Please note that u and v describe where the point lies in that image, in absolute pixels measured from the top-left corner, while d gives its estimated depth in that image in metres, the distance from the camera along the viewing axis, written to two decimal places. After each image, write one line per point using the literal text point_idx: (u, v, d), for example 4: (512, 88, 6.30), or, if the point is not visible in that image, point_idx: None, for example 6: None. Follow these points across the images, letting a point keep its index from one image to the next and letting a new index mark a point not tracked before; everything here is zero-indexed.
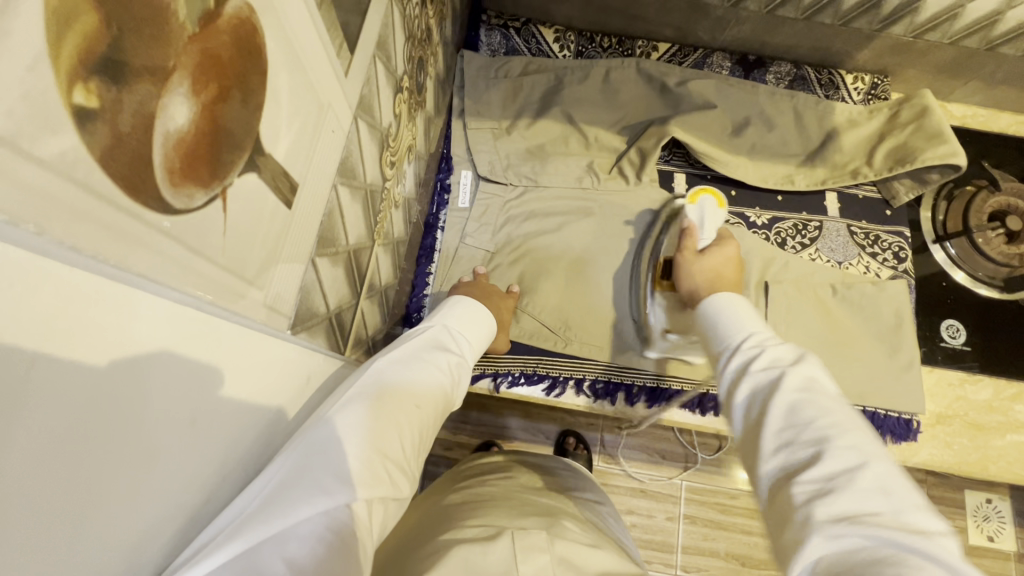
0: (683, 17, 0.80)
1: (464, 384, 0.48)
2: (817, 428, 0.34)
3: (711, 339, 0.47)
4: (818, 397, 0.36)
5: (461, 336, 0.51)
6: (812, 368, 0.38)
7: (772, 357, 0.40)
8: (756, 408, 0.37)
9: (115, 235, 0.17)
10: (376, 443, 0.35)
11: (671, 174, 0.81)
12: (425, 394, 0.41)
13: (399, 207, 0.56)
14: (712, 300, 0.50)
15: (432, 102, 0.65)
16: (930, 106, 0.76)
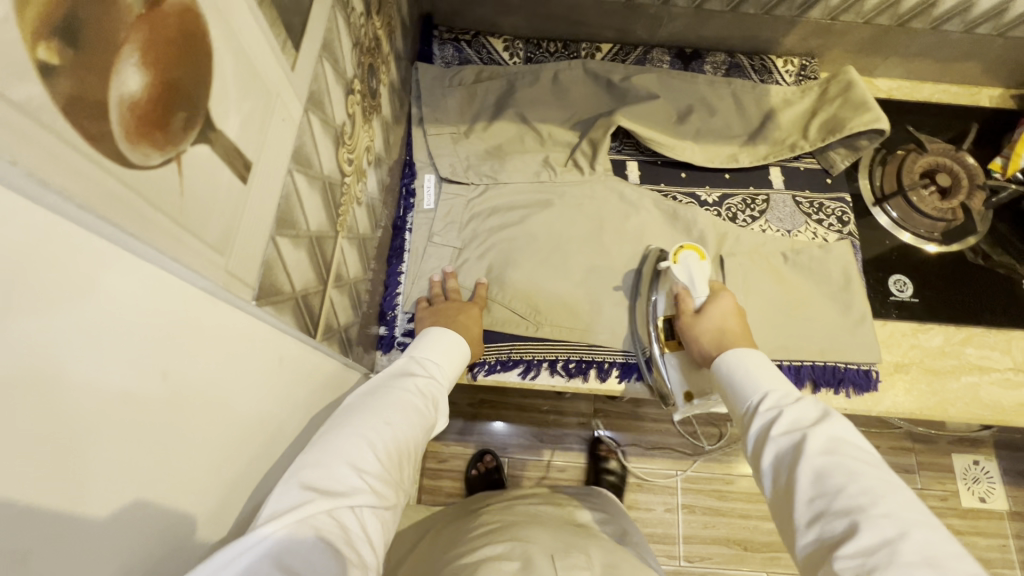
0: (621, 18, 0.86)
1: (440, 405, 0.54)
2: (855, 495, 0.39)
3: (733, 398, 0.53)
4: (844, 459, 0.41)
5: (432, 361, 0.57)
6: (832, 430, 0.43)
7: (790, 419, 0.46)
8: (783, 475, 0.43)
9: (80, 178, 0.20)
10: (354, 463, 0.40)
11: (624, 163, 0.85)
12: (397, 413, 0.46)
13: (361, 204, 0.59)
14: (723, 359, 0.56)
15: (388, 110, 0.69)
16: (854, 80, 0.83)
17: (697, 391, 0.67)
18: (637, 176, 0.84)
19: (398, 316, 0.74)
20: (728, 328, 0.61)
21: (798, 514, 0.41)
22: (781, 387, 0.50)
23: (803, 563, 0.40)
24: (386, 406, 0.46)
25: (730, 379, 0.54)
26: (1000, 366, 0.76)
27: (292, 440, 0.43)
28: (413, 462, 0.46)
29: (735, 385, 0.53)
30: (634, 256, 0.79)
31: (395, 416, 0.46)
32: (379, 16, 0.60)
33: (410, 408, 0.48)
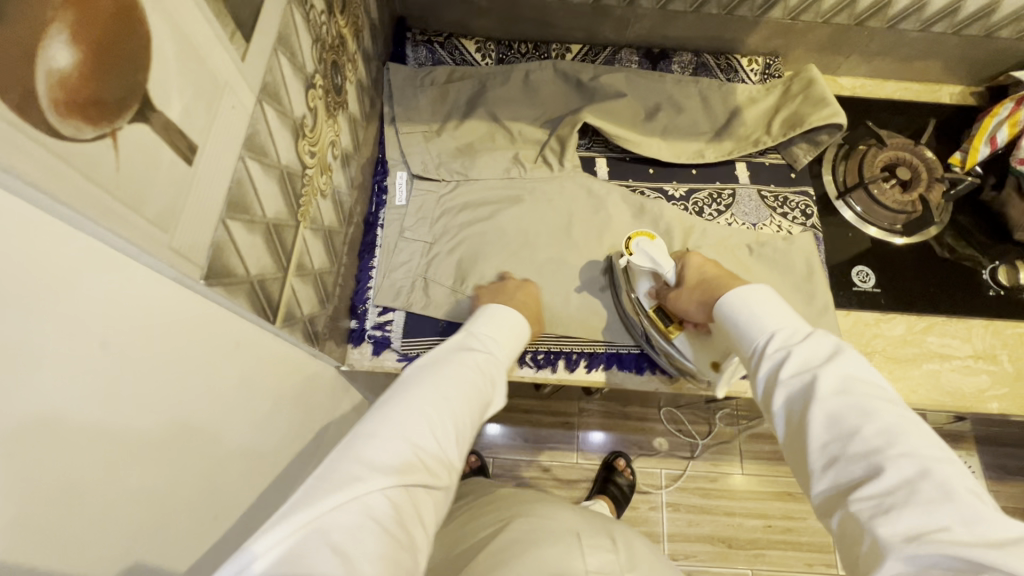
0: (589, 19, 0.88)
1: (498, 382, 0.57)
2: (871, 437, 0.38)
3: (739, 339, 0.53)
4: (859, 400, 0.41)
5: (488, 338, 0.60)
6: (845, 370, 0.43)
7: (798, 361, 0.45)
8: (796, 415, 0.43)
9: (5, 144, 0.22)
10: (409, 438, 0.44)
11: (593, 159, 0.87)
12: (452, 391, 0.50)
13: (326, 197, 0.61)
14: (723, 301, 0.56)
15: (356, 108, 0.70)
16: (815, 78, 0.85)
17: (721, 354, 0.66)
18: (606, 173, 0.86)
19: (369, 309, 0.75)
20: (706, 282, 0.62)
21: (812, 459, 0.41)
22: (793, 326, 0.49)
23: (819, 503, 0.40)
24: (445, 383, 0.50)
25: (736, 324, 0.53)
26: (961, 354, 0.78)
27: (247, 416, 0.45)
28: (469, 437, 0.51)
29: (742, 330, 0.53)
30: (602, 250, 0.80)
31: (451, 396, 0.50)
32: (343, 14, 0.62)
33: (467, 384, 0.52)
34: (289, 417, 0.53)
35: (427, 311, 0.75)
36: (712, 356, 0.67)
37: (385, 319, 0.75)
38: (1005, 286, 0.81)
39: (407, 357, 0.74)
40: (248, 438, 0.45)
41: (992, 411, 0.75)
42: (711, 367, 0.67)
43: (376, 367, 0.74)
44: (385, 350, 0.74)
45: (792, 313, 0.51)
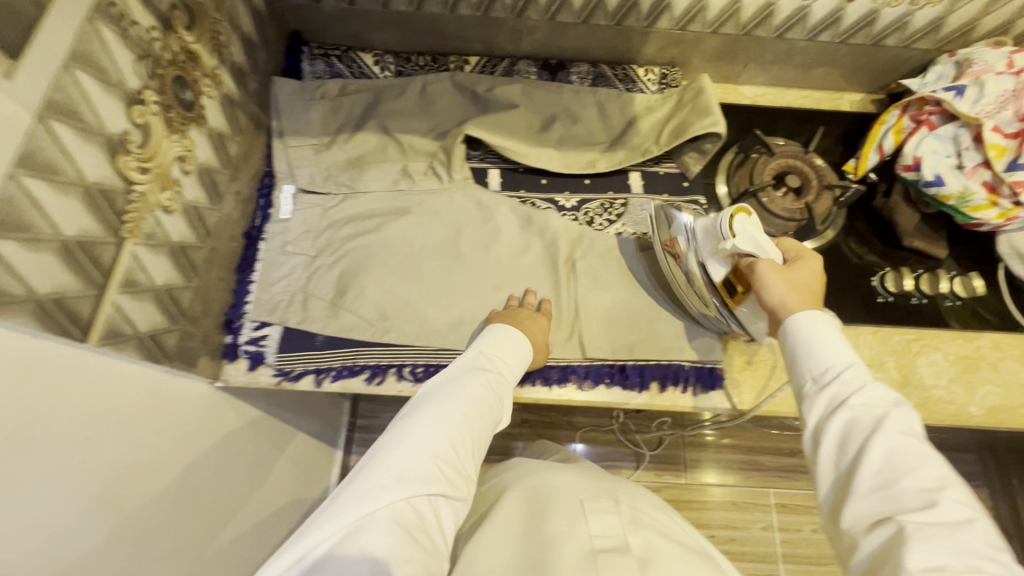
0: (482, 31, 0.89)
1: (504, 400, 0.66)
2: (926, 478, 0.47)
3: (791, 361, 0.60)
4: (918, 445, 0.49)
5: (496, 358, 0.68)
6: (906, 417, 0.51)
7: (865, 397, 0.53)
8: (855, 440, 0.51)
9: None
10: (435, 458, 0.55)
11: (486, 170, 0.86)
12: (465, 410, 0.60)
13: (173, 213, 0.60)
14: (797, 318, 0.60)
15: (225, 122, 0.70)
16: (705, 87, 0.85)
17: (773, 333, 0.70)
18: (498, 183, 0.86)
19: (245, 324, 0.74)
20: (806, 286, 0.63)
21: (863, 483, 0.48)
22: (858, 364, 0.56)
23: (846, 513, 0.48)
24: (461, 407, 0.60)
25: (801, 342, 0.58)
26: None
27: (59, 433, 0.45)
28: (480, 452, 0.61)
29: (802, 352, 0.58)
30: (489, 262, 0.80)
31: (464, 413, 0.60)
32: (194, 30, 0.62)
33: (477, 406, 0.62)
34: (119, 431, 0.52)
35: (304, 326, 0.74)
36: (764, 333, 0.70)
37: (260, 334, 0.74)
38: (891, 291, 0.83)
39: (282, 372, 0.73)
40: (48, 455, 0.44)
41: None
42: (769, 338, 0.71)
43: (252, 383, 0.73)
44: (260, 365, 0.73)
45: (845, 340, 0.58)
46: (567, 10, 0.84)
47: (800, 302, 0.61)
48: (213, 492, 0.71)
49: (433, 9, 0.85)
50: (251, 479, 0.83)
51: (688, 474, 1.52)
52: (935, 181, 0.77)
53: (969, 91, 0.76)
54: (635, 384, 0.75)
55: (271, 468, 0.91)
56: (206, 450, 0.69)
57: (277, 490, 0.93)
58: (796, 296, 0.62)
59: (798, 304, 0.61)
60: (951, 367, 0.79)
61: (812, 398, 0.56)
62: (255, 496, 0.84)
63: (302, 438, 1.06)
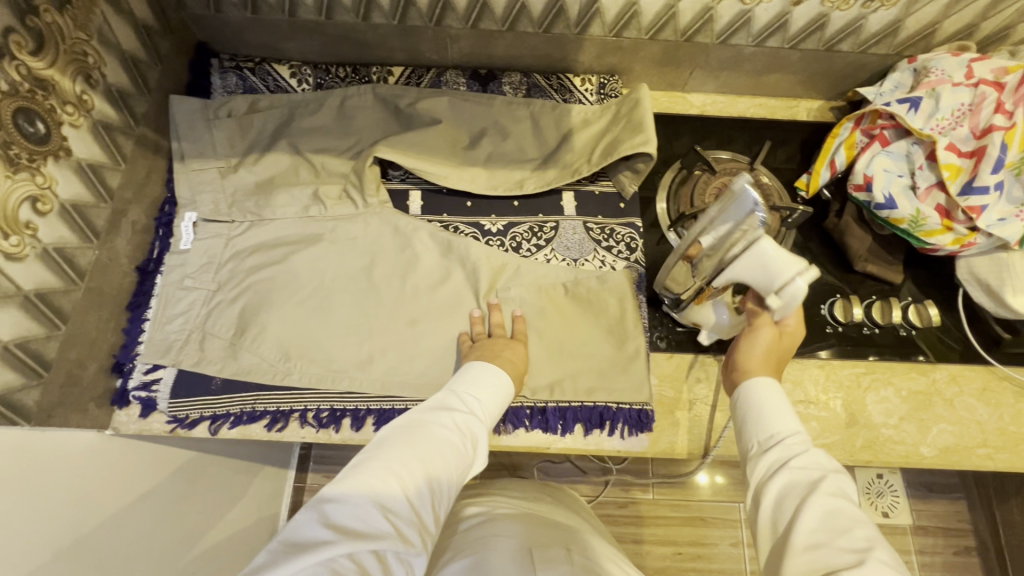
0: (402, 40, 0.82)
1: (480, 442, 0.57)
2: (856, 539, 0.43)
3: (739, 425, 0.56)
4: (851, 510, 0.45)
5: (468, 396, 0.60)
6: (841, 481, 0.48)
7: (805, 459, 0.50)
8: (790, 502, 0.47)
9: None
10: (390, 507, 0.47)
11: (407, 192, 0.80)
12: (428, 452, 0.52)
13: (23, 260, 0.54)
14: (751, 386, 0.57)
15: (99, 151, 0.64)
16: (641, 99, 0.79)
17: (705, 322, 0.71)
18: (419, 207, 0.80)
19: (136, 367, 0.69)
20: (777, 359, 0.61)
21: (796, 540, 0.45)
22: (798, 427, 0.53)
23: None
24: (426, 451, 0.52)
25: (753, 403, 0.55)
26: (790, 399, 0.73)
27: None
28: (449, 505, 0.52)
29: (751, 415, 0.55)
30: (405, 294, 0.74)
31: (425, 456, 0.51)
32: (45, 55, 0.56)
33: (445, 449, 0.53)
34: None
35: (199, 368, 0.69)
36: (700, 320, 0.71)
37: (152, 377, 0.69)
38: (839, 321, 0.76)
39: (176, 419, 0.68)
40: None
41: None
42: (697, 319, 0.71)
43: (144, 431, 0.68)
44: (153, 412, 0.68)
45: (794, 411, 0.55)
46: (489, 17, 0.77)
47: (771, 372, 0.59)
48: (110, 546, 0.65)
49: (344, 17, 0.78)
50: (173, 524, 0.77)
51: (656, 489, 1.48)
52: (887, 203, 0.71)
53: (924, 104, 0.69)
54: (557, 428, 0.70)
55: (204, 508, 0.85)
56: (88, 504, 0.63)
57: (217, 528, 0.88)
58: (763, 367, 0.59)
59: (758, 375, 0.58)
60: (903, 405, 0.73)
61: (754, 461, 0.53)
62: (181, 540, 0.78)
63: (247, 469, 1.01)
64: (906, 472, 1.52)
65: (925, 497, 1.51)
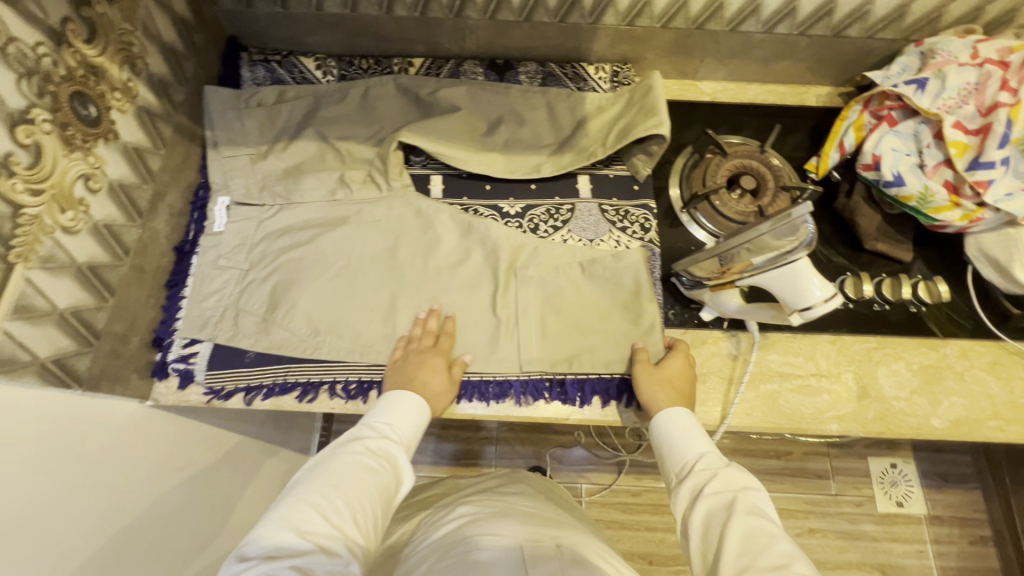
0: (422, 32, 0.86)
1: (399, 461, 0.62)
2: (776, 555, 0.51)
3: (664, 460, 0.65)
4: (766, 527, 0.54)
5: (382, 421, 0.65)
6: (755, 498, 0.57)
7: (719, 483, 0.59)
8: (715, 526, 0.56)
9: None
10: (308, 530, 0.52)
11: (428, 177, 0.84)
12: (340, 476, 0.57)
13: (78, 234, 0.58)
14: (661, 417, 0.66)
15: (143, 136, 0.68)
16: (654, 85, 0.81)
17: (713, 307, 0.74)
18: (440, 190, 0.83)
19: (175, 341, 0.73)
20: (675, 383, 0.68)
21: (725, 564, 0.52)
22: (710, 451, 0.62)
23: None
24: (339, 477, 0.57)
25: (665, 439, 0.65)
26: (803, 372, 0.75)
27: None
28: (374, 520, 0.57)
29: (669, 450, 0.64)
30: (427, 273, 0.77)
31: (338, 480, 0.56)
32: (97, 44, 0.60)
33: (358, 473, 0.58)
34: (16, 455, 0.50)
35: (233, 342, 0.72)
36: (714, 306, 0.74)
37: (190, 351, 0.72)
38: (851, 297, 0.78)
39: (212, 391, 0.71)
40: None
41: (831, 433, 0.72)
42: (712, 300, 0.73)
43: (182, 401, 0.72)
44: (190, 383, 0.72)
45: (702, 430, 0.66)
46: (507, 8, 0.80)
47: (668, 401, 0.66)
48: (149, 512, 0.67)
49: (368, 10, 0.82)
50: (208, 501, 0.81)
51: None
52: (896, 180, 0.73)
53: (930, 85, 0.71)
54: (575, 399, 0.72)
55: (234, 484, 0.89)
56: (138, 473, 0.66)
57: (241, 508, 0.90)
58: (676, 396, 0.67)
59: (670, 402, 0.67)
60: (913, 377, 0.75)
61: (678, 492, 0.62)
62: (214, 513, 0.82)
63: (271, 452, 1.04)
64: (920, 462, 1.52)
65: (941, 487, 1.51)
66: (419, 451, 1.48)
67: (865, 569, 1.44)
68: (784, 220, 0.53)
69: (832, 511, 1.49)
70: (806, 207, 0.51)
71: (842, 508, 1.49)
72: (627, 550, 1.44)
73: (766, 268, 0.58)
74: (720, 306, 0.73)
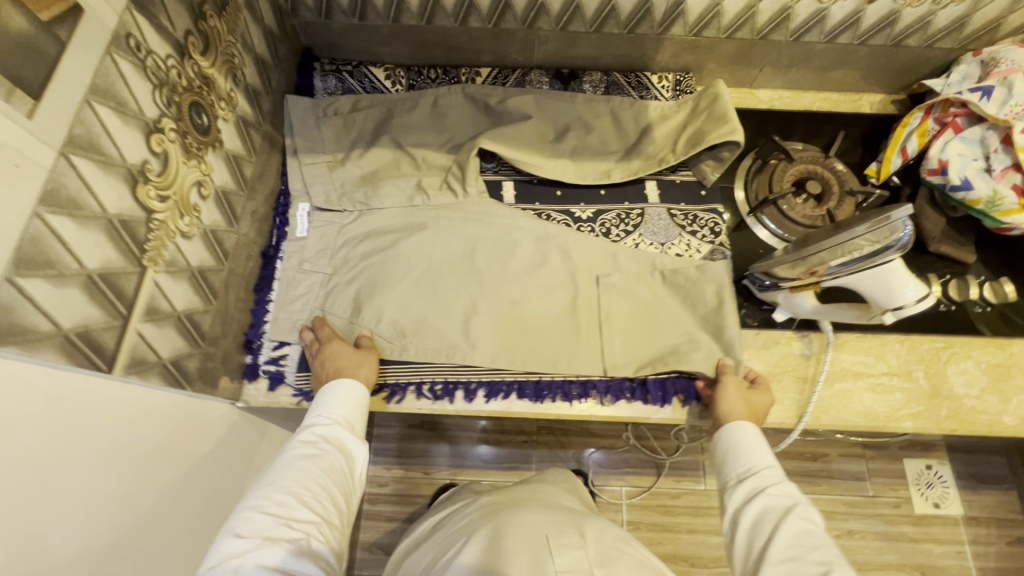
0: (492, 43, 0.88)
1: (344, 442, 0.65)
2: (823, 553, 0.54)
3: (722, 458, 0.67)
4: (816, 531, 0.56)
5: (318, 412, 0.67)
6: (809, 508, 0.59)
7: (780, 488, 0.61)
8: (768, 521, 0.58)
9: None
10: (253, 529, 0.54)
11: (500, 183, 0.86)
12: (281, 472, 0.59)
13: (192, 239, 0.60)
14: (731, 423, 0.68)
15: (240, 144, 0.70)
16: (720, 93, 0.84)
17: (785, 308, 0.76)
18: (513, 196, 0.85)
19: (265, 344, 0.75)
20: (752, 408, 0.70)
21: (773, 554, 0.55)
22: (773, 461, 0.64)
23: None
24: (276, 475, 0.59)
25: (729, 443, 0.67)
26: (875, 371, 0.77)
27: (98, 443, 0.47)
28: (327, 499, 0.60)
29: (732, 451, 0.66)
30: (506, 277, 0.79)
31: (280, 477, 0.59)
32: (209, 56, 0.62)
33: (299, 463, 0.60)
34: (136, 451, 0.52)
35: None
36: (786, 307, 0.76)
37: (280, 353, 0.74)
38: None
39: (303, 392, 0.73)
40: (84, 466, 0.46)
41: (905, 430, 0.74)
42: (785, 302, 0.76)
43: (272, 403, 0.74)
44: (281, 385, 0.74)
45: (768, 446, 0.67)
46: (579, 20, 0.83)
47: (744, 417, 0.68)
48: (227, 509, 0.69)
49: (443, 22, 0.84)
50: None
51: (708, 480, 1.50)
52: (963, 185, 0.76)
53: (996, 92, 0.74)
54: (657, 399, 0.74)
55: None
56: (212, 471, 0.66)
57: None
58: (750, 417, 0.69)
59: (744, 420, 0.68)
60: (983, 376, 0.76)
61: (733, 491, 0.64)
62: None
63: None
64: (956, 463, 1.54)
65: (976, 488, 1.52)
66: (460, 455, 1.49)
67: (905, 570, 1.45)
68: (882, 223, 0.56)
69: (870, 512, 1.50)
70: (907, 210, 0.54)
71: (879, 510, 1.50)
72: (669, 553, 1.45)
73: (853, 270, 0.61)
74: (794, 307, 0.75)
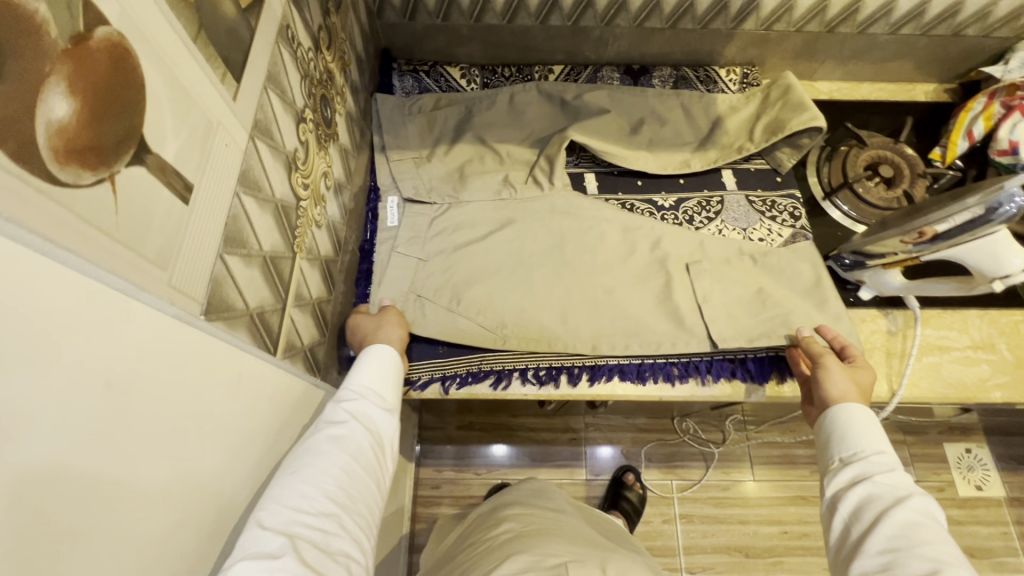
0: (568, 41, 0.91)
1: (375, 418, 0.55)
2: (940, 551, 0.47)
3: (826, 442, 0.62)
4: (932, 530, 0.49)
5: (348, 388, 0.56)
6: (928, 505, 0.52)
7: (891, 477, 0.54)
8: (870, 511, 0.52)
9: (23, 205, 0.24)
10: (278, 521, 0.41)
11: (582, 175, 0.89)
12: (306, 454, 0.47)
13: (321, 227, 0.61)
14: (840, 407, 0.62)
15: (348, 137, 0.72)
16: (792, 83, 0.88)
17: (872, 287, 0.80)
18: (595, 187, 0.88)
19: None
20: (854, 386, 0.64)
21: (871, 544, 0.50)
22: (887, 450, 0.57)
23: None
24: (299, 460, 0.47)
25: (838, 425, 0.61)
26: (959, 345, 0.79)
27: (257, 424, 0.46)
28: (359, 482, 0.48)
29: (838, 433, 0.60)
30: (597, 264, 0.80)
31: (304, 461, 0.46)
32: (331, 51, 0.64)
33: (328, 443, 0.49)
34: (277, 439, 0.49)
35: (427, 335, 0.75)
36: (871, 286, 0.79)
37: None
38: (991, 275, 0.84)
39: (409, 380, 0.75)
40: (247, 447, 0.44)
41: (995, 400, 0.76)
42: (872, 282, 0.79)
43: None
44: None
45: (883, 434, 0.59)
46: (656, 16, 0.86)
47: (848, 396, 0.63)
48: None
49: (524, 20, 0.87)
50: None
51: (755, 471, 1.41)
52: None
53: None
54: (757, 377, 0.76)
55: None
56: None
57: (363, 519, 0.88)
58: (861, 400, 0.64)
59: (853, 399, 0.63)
60: None
61: (835, 474, 0.58)
62: None
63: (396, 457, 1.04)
64: (992, 445, 1.57)
65: (1014, 469, 1.55)
66: None
67: None
68: (994, 193, 0.60)
69: None
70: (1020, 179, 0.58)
71: None
72: (723, 544, 1.34)
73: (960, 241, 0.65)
74: (882, 286, 0.77)
